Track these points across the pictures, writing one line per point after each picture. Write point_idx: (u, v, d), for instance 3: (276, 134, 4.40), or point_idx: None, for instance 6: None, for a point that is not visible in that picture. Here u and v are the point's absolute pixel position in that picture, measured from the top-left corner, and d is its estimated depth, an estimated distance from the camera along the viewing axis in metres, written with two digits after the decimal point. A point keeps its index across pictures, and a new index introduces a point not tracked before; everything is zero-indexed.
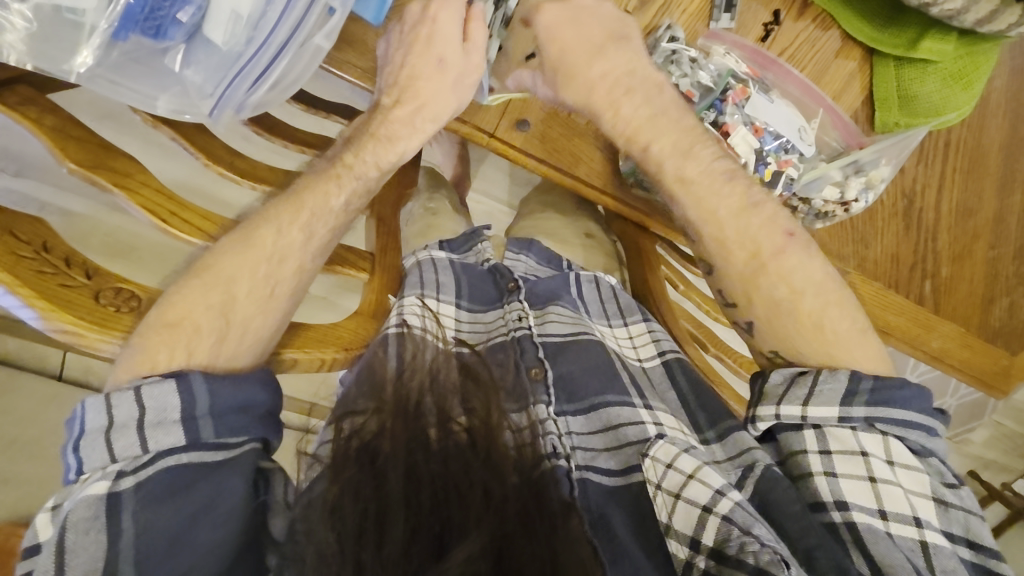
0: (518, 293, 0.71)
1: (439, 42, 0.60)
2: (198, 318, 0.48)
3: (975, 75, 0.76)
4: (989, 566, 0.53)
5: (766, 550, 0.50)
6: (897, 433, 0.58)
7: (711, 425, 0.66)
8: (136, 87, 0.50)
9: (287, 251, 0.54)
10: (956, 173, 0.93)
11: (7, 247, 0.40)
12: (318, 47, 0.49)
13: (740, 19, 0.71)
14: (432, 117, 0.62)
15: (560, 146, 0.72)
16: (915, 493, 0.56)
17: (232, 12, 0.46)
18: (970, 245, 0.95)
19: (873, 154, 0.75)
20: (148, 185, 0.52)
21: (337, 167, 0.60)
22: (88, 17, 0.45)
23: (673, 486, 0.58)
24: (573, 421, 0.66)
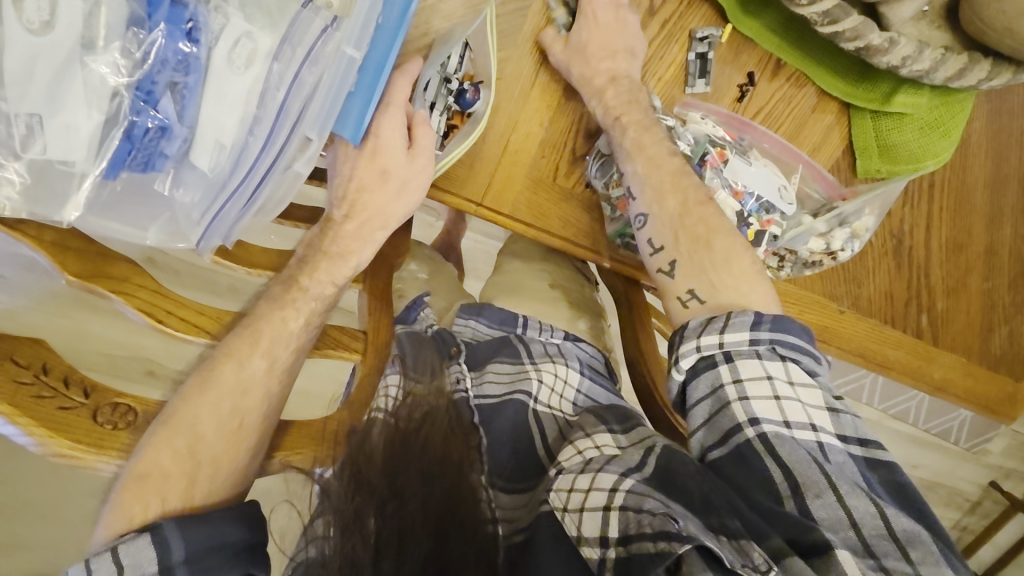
0: (459, 357, 0.73)
1: (384, 155, 0.58)
2: (166, 465, 0.46)
3: (951, 124, 0.76)
4: (877, 458, 0.56)
5: (657, 515, 0.51)
6: (792, 357, 0.60)
7: (620, 422, 0.67)
8: (129, 220, 0.53)
9: (252, 381, 0.53)
10: (943, 213, 0.92)
11: (6, 373, 0.41)
12: (298, 173, 0.49)
13: (716, 83, 0.72)
14: (380, 226, 0.62)
15: (546, 212, 0.73)
16: (812, 405, 0.58)
17: (215, 142, 0.47)
18: (964, 278, 0.96)
19: (857, 206, 0.74)
20: (144, 287, 0.54)
21: (292, 290, 0.59)
22: (79, 167, 0.45)
23: (577, 504, 0.56)
24: (500, 496, 0.63)
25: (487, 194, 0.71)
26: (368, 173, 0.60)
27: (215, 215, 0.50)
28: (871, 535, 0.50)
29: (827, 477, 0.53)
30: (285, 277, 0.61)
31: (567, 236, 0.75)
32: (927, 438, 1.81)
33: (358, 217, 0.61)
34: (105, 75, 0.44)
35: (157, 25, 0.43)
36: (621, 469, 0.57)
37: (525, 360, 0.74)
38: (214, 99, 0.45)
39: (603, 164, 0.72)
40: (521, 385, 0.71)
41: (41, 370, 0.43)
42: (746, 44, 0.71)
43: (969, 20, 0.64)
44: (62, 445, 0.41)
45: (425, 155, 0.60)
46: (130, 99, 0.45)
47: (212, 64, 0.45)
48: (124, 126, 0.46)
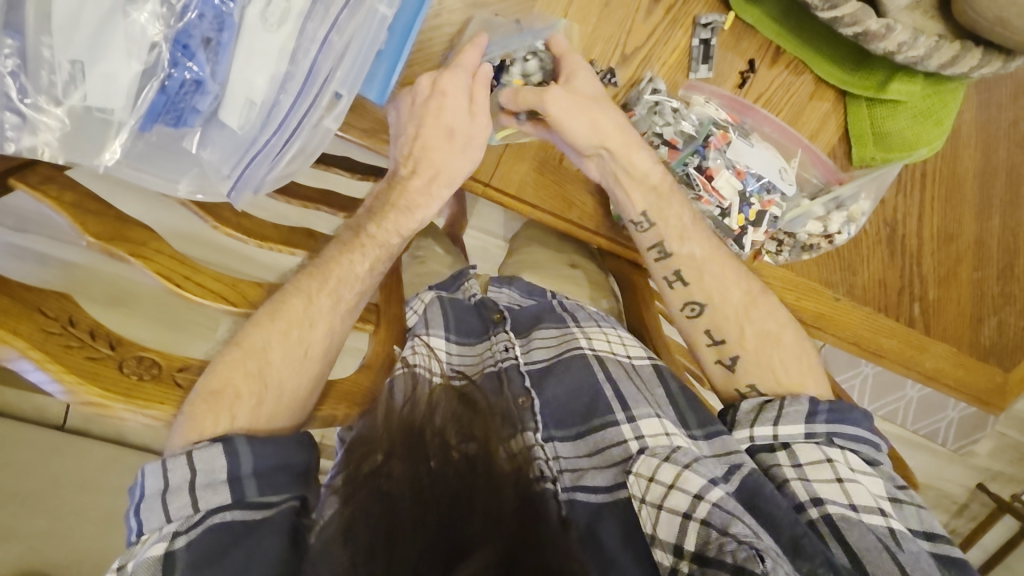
0: (504, 323, 0.74)
1: (449, 113, 0.62)
2: (239, 385, 0.51)
3: (943, 112, 0.79)
4: (945, 554, 0.59)
5: (743, 546, 0.53)
6: (851, 448, 0.64)
7: (700, 425, 0.68)
8: (160, 173, 0.54)
9: (317, 316, 0.58)
10: (934, 202, 0.95)
11: (36, 322, 0.42)
12: (326, 130, 0.52)
13: (719, 69, 0.75)
14: (446, 182, 0.65)
15: (552, 193, 0.76)
16: (878, 493, 0.61)
17: (246, 99, 0.48)
18: (954, 269, 0.99)
19: (852, 190, 0.78)
20: (162, 252, 0.55)
21: (360, 236, 0.63)
22: (117, 115, 0.47)
23: (655, 498, 0.60)
24: (561, 446, 0.67)
25: (496, 174, 0.74)
26: (434, 132, 0.63)
27: (245, 168, 0.52)
28: None
29: (900, 568, 0.55)
30: (354, 224, 0.65)
31: (573, 218, 0.78)
32: (915, 439, 1.84)
33: (424, 173, 0.65)
34: (145, 26, 0.45)
35: None
36: (708, 475, 0.59)
37: (570, 323, 0.75)
38: (246, 56, 0.47)
39: None
40: (570, 346, 0.72)
41: (69, 322, 0.44)
42: (747, 30, 0.74)
43: (961, 9, 0.66)
44: (91, 391, 0.42)
45: (484, 115, 0.63)
46: (168, 52, 0.46)
47: (245, 22, 0.46)
48: (160, 79, 0.47)
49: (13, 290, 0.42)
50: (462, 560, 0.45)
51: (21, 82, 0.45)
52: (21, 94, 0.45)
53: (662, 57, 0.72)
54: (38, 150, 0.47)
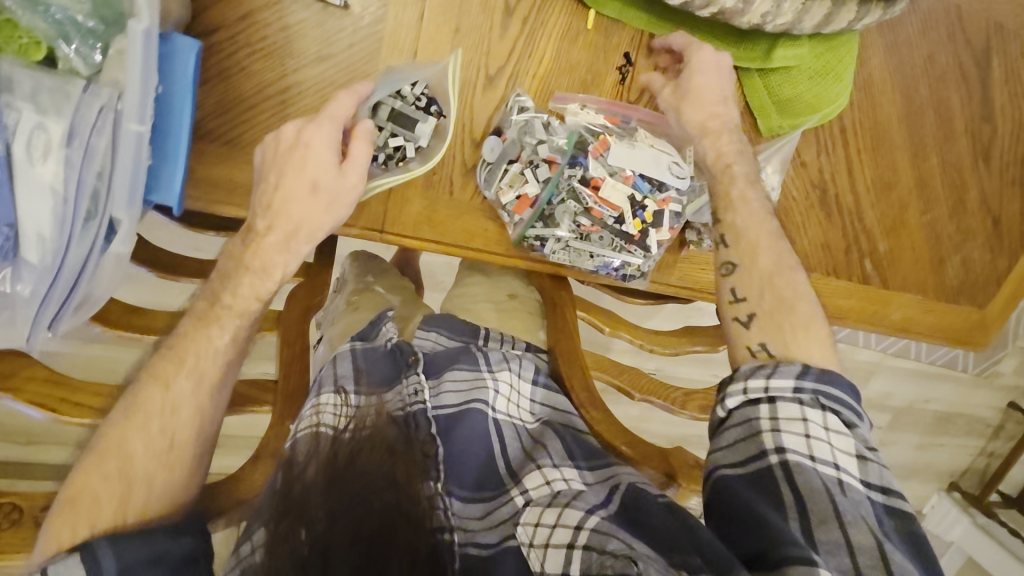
0: (416, 366, 0.71)
1: (312, 167, 0.59)
2: (97, 488, 0.51)
3: (840, 68, 0.75)
4: (896, 506, 0.57)
5: (619, 558, 0.53)
6: (832, 410, 0.60)
7: (586, 458, 0.69)
8: None
9: (180, 400, 0.57)
10: (862, 154, 0.89)
11: None
12: (119, 253, 0.50)
13: (594, 70, 0.71)
14: (306, 239, 0.62)
15: (448, 226, 0.73)
16: (840, 449, 0.59)
17: (37, 236, 0.47)
18: (901, 217, 0.95)
19: (757, 165, 0.74)
20: (34, 378, 0.55)
21: (213, 309, 0.61)
22: None
23: (542, 539, 0.58)
24: (456, 502, 0.64)
25: (388, 220, 0.72)
26: (297, 185, 0.60)
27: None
28: (866, 563, 0.51)
29: (835, 507, 0.54)
30: (210, 292, 0.62)
31: (475, 246, 0.75)
32: (934, 370, 1.78)
33: (281, 228, 0.61)
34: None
35: None
36: (586, 506, 0.60)
37: (482, 367, 0.72)
38: (25, 194, 0.46)
39: (489, 171, 0.70)
40: (478, 394, 0.70)
41: None
42: (612, 26, 0.70)
43: None
44: None
45: (355, 172, 0.61)
46: None
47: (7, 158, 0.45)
48: None
49: None
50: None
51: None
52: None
53: (529, 69, 0.69)
54: None
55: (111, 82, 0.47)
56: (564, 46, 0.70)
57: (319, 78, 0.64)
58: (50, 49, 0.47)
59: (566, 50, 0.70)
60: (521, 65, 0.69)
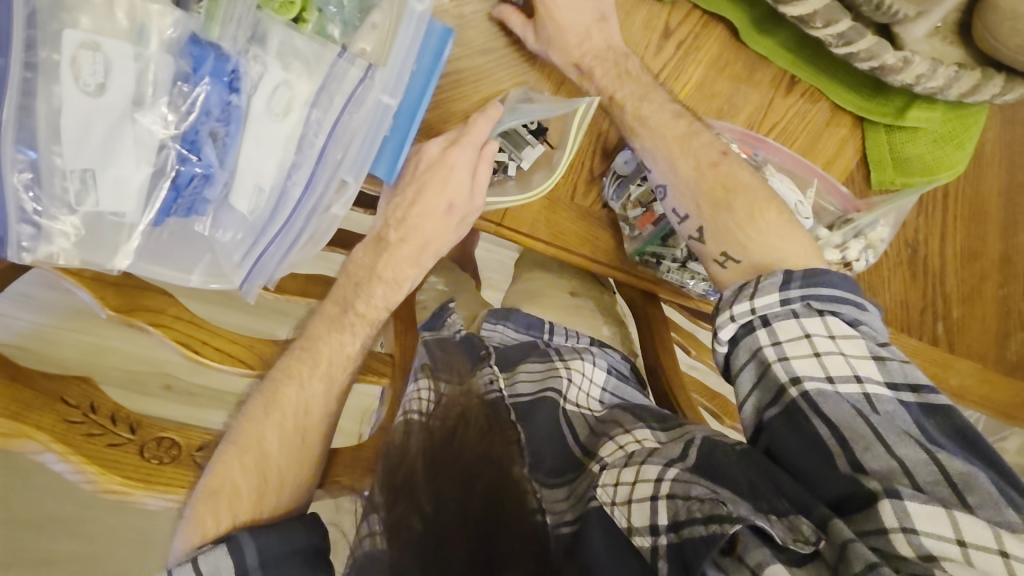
0: (489, 359, 0.71)
1: (451, 189, 0.60)
2: (236, 477, 0.51)
3: (966, 136, 0.76)
4: (931, 403, 0.53)
5: (707, 501, 0.50)
6: (829, 309, 0.58)
7: (660, 421, 0.64)
8: (172, 265, 0.52)
9: (311, 402, 0.57)
10: (957, 221, 0.92)
11: (58, 413, 0.42)
12: (335, 215, 0.51)
13: (733, 102, 0.73)
14: (434, 251, 0.64)
15: (565, 230, 0.74)
16: (856, 356, 0.55)
17: (255, 186, 0.48)
18: (979, 287, 0.96)
19: (872, 218, 0.74)
20: (180, 318, 0.56)
21: (349, 315, 0.62)
22: (129, 217, 0.46)
23: (625, 496, 0.56)
24: (546, 488, 0.62)
25: (506, 216, 0.72)
26: (433, 204, 0.61)
27: (259, 258, 0.51)
28: (926, 480, 0.48)
29: (874, 428, 0.51)
30: (342, 298, 0.63)
31: (587, 253, 0.75)
32: None
33: (413, 241, 0.63)
34: (153, 128, 0.45)
35: (201, 80, 0.45)
36: (664, 460, 0.56)
37: (554, 356, 0.73)
38: (253, 144, 0.47)
39: (619, 184, 0.72)
40: (552, 382, 0.70)
41: (89, 409, 0.44)
42: (759, 62, 0.71)
43: (982, 37, 0.63)
44: (114, 480, 0.42)
45: (481, 196, 0.61)
46: (176, 150, 0.46)
47: (251, 111, 0.47)
48: (170, 176, 0.47)
49: (34, 380, 0.43)
50: (500, 565, 0.53)
51: (33, 197, 0.43)
52: (34, 206, 0.44)
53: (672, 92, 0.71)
54: (54, 257, 0.46)
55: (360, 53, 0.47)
56: (711, 75, 0.71)
57: (480, 69, 0.65)
58: (306, 5, 0.46)
59: (711, 78, 0.72)
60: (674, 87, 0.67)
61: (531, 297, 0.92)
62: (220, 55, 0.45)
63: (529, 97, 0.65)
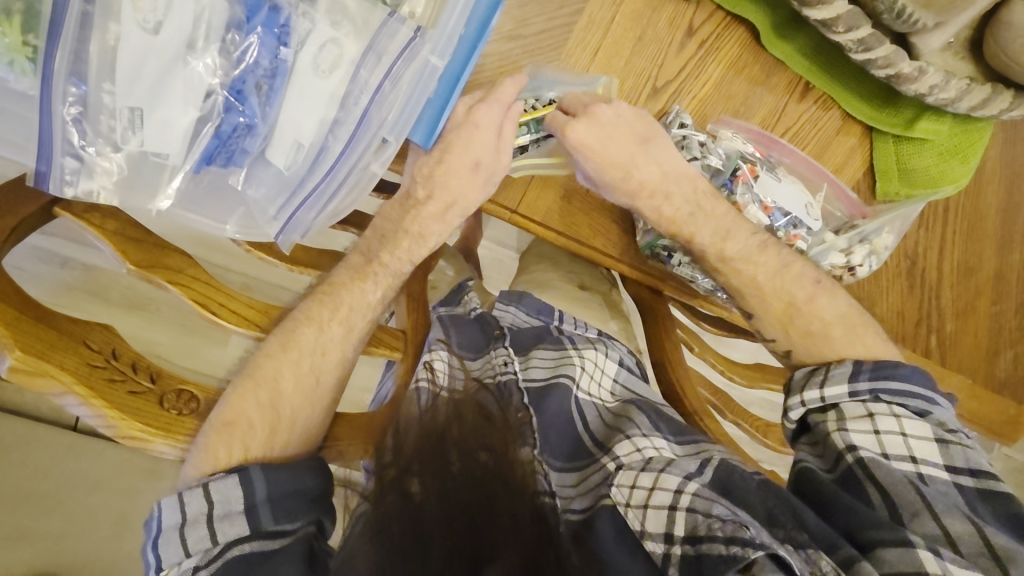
0: (504, 339, 0.70)
1: (477, 146, 0.54)
2: (251, 414, 0.49)
3: (970, 151, 0.78)
4: (989, 488, 0.56)
5: (729, 522, 0.54)
6: (900, 402, 0.61)
7: (676, 431, 0.68)
8: (209, 213, 0.53)
9: (329, 344, 0.55)
10: (956, 236, 0.95)
11: (82, 356, 0.42)
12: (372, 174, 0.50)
13: (750, 103, 0.75)
14: (459, 213, 0.58)
15: (577, 220, 0.75)
16: (915, 436, 0.60)
17: (294, 141, 0.47)
18: (973, 302, 0.98)
19: (877, 225, 0.77)
20: (199, 278, 0.55)
21: (370, 265, 0.58)
22: (171, 160, 0.46)
23: (640, 500, 0.60)
24: (556, 475, 0.66)
25: (522, 203, 0.73)
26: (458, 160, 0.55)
27: (291, 214, 0.51)
28: (968, 551, 0.52)
29: (924, 498, 0.55)
30: (367, 247, 0.59)
31: (598, 244, 0.76)
32: None
33: (440, 199, 0.57)
34: (203, 74, 0.44)
35: (254, 29, 0.44)
36: (684, 472, 0.60)
37: (568, 345, 0.75)
38: (296, 100, 0.46)
39: None
40: (566, 369, 0.72)
41: (111, 355, 0.43)
42: (776, 65, 0.73)
43: (992, 53, 0.66)
44: (131, 427, 0.42)
45: (509, 150, 0.55)
46: (223, 98, 0.46)
47: (297, 67, 0.45)
48: (214, 123, 0.46)
49: (60, 324, 0.42)
50: (490, 560, 0.44)
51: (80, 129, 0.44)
52: (80, 141, 0.45)
53: (692, 90, 0.73)
54: (94, 194, 0.46)
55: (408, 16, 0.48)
56: (729, 76, 0.73)
57: (505, 54, 0.67)
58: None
59: (729, 79, 0.73)
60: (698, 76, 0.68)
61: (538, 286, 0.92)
62: (274, 7, 0.44)
63: (555, 73, 0.68)
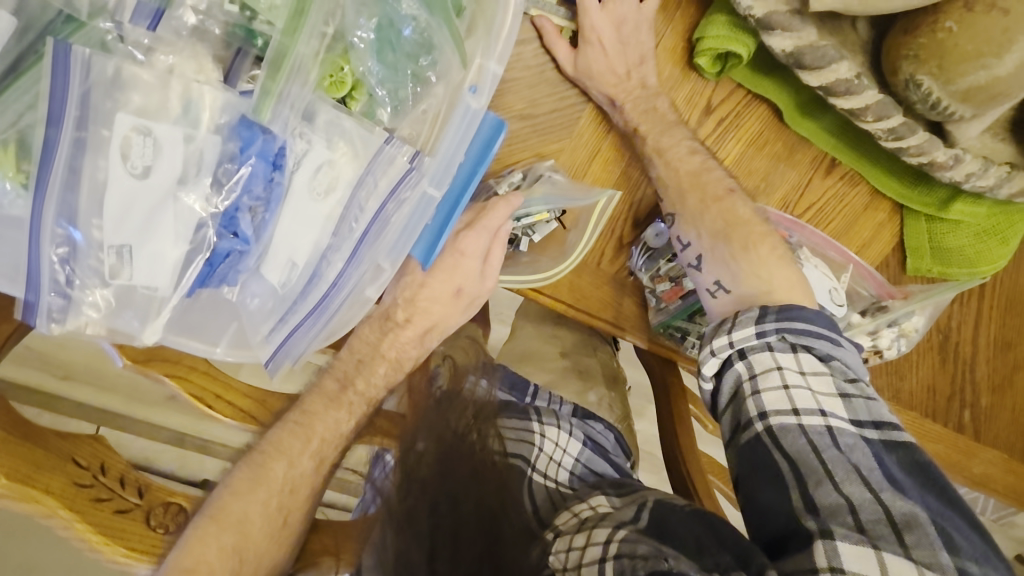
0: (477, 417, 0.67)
1: (461, 275, 0.58)
2: (212, 561, 0.47)
3: (1009, 232, 0.74)
4: (892, 438, 0.57)
5: (649, 558, 0.54)
6: (804, 343, 0.60)
7: (615, 489, 0.69)
8: (199, 336, 0.49)
9: (298, 481, 0.54)
10: (994, 310, 0.89)
11: (69, 475, 0.41)
12: (367, 299, 0.48)
13: (771, 180, 0.71)
14: (438, 334, 0.62)
15: (587, 293, 0.71)
16: (822, 392, 0.59)
17: (288, 261, 0.45)
18: (1011, 376, 0.92)
19: (908, 309, 0.73)
20: (196, 368, 0.54)
21: (348, 394, 0.57)
22: (161, 292, 0.43)
23: (574, 562, 0.58)
24: None
25: None
26: (441, 287, 0.59)
27: (288, 335, 0.48)
28: (867, 519, 0.52)
29: (824, 465, 0.55)
30: (342, 373, 0.58)
31: (609, 318, 0.72)
32: None
33: (419, 323, 0.60)
34: (193, 206, 0.43)
35: (248, 158, 0.43)
36: (614, 523, 0.60)
37: (532, 417, 0.75)
38: (291, 221, 0.44)
39: (650, 257, 0.70)
40: (523, 449, 0.71)
41: (99, 470, 0.44)
42: (800, 142, 0.70)
43: None
44: (118, 551, 0.43)
45: (494, 278, 0.60)
46: (214, 227, 0.44)
47: (293, 188, 0.44)
48: (206, 253, 0.45)
49: (48, 438, 0.42)
50: None
51: (69, 269, 0.42)
52: (67, 277, 0.42)
53: None
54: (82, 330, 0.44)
55: (405, 138, 0.46)
56: (750, 152, 0.70)
57: (517, 135, 0.64)
58: (358, 84, 0.44)
59: (749, 155, 0.70)
60: (706, 187, 0.67)
61: (526, 355, 0.93)
62: (267, 134, 0.43)
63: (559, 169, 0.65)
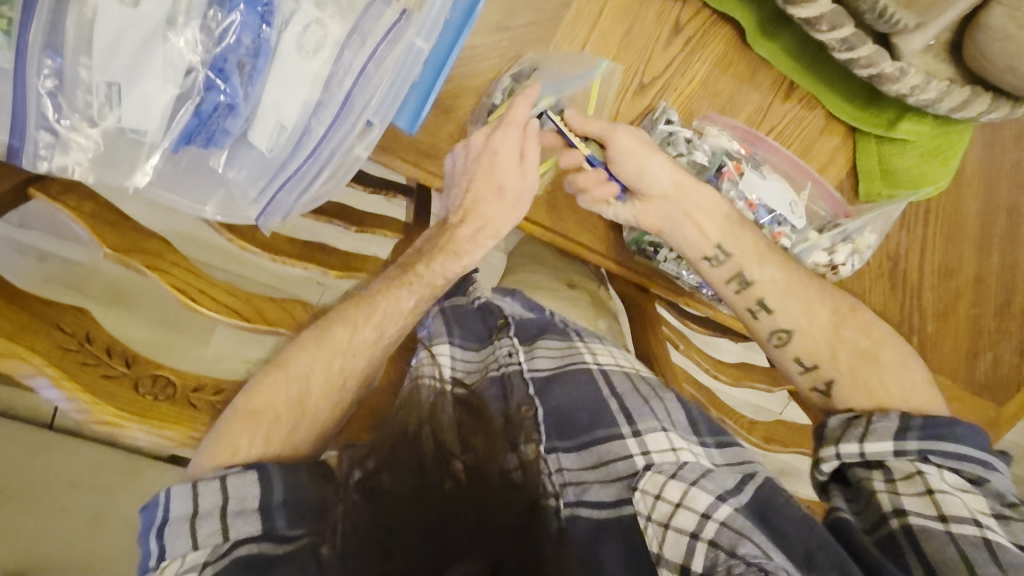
0: (507, 330, 0.67)
1: (501, 172, 0.63)
2: (277, 408, 0.54)
3: (949, 153, 0.79)
4: None
5: (752, 568, 0.51)
6: (940, 490, 0.55)
7: (711, 433, 0.66)
8: (188, 195, 0.57)
9: (359, 347, 0.60)
10: (937, 237, 0.96)
11: (54, 339, 0.42)
12: (357, 157, 0.55)
13: (735, 101, 0.75)
14: (491, 234, 0.67)
15: (562, 215, 0.73)
16: (950, 528, 0.54)
17: (277, 123, 0.51)
18: (952, 304, 0.98)
19: (858, 224, 0.78)
20: (178, 264, 0.55)
21: (407, 273, 0.65)
22: (149, 136, 0.49)
23: (662, 516, 0.57)
24: (564, 457, 0.63)
25: None
26: (485, 187, 0.65)
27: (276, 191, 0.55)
28: None
29: None
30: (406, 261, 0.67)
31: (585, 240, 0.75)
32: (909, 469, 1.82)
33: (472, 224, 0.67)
34: (184, 52, 0.47)
35: (237, 6, 0.47)
36: (717, 491, 0.56)
37: (574, 336, 0.69)
38: (278, 83, 0.50)
39: None
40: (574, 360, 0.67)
41: (85, 338, 0.44)
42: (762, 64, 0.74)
43: (970, 55, 0.67)
44: (105, 411, 0.42)
45: (534, 172, 0.65)
46: (204, 75, 0.49)
47: (280, 47, 0.49)
48: (194, 101, 0.49)
49: (31, 305, 0.43)
50: None
51: (56, 103, 0.47)
52: (57, 114, 0.48)
53: (678, 87, 0.73)
54: (69, 168, 0.50)
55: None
56: (715, 73, 0.73)
57: (496, 47, 0.65)
58: None
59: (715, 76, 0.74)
60: None
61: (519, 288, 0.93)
62: None
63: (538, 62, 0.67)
